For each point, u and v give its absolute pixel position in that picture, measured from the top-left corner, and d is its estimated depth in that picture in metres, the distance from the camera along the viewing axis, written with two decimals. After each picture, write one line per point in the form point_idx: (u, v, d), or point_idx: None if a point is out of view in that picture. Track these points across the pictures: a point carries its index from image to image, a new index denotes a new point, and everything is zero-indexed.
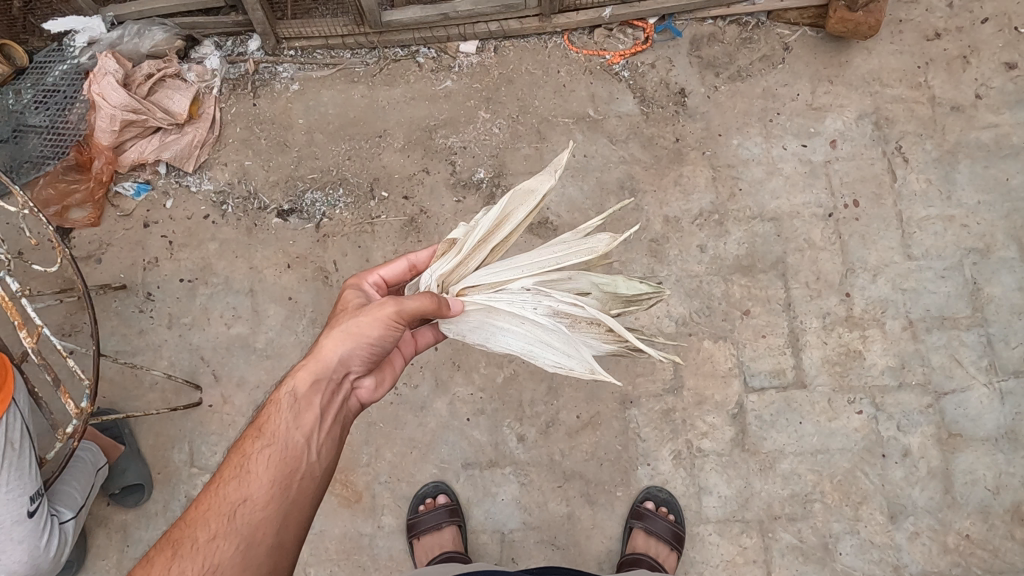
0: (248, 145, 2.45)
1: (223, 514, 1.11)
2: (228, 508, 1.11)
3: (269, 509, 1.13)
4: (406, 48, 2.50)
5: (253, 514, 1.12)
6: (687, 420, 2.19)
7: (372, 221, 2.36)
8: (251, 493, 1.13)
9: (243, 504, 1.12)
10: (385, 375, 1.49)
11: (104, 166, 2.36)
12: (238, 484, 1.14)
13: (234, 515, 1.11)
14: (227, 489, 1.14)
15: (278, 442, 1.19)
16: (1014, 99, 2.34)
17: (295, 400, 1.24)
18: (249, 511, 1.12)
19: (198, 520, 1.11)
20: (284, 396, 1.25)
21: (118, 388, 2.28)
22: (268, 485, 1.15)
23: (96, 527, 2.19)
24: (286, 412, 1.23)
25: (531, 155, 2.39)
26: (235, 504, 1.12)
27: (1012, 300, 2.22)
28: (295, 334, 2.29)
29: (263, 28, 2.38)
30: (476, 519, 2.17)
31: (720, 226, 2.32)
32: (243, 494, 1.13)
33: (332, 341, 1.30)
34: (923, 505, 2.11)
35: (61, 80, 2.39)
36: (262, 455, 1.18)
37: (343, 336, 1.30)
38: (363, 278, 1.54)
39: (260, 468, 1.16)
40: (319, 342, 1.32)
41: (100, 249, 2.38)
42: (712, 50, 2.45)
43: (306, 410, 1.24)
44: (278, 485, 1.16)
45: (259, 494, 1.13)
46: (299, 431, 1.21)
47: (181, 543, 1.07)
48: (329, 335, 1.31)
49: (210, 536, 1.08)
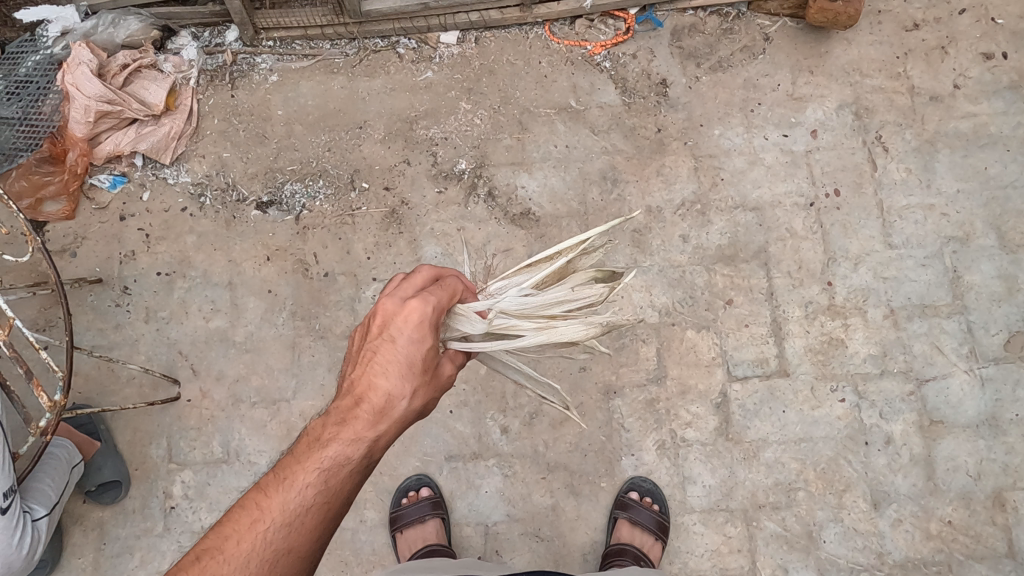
0: (226, 136, 2.42)
1: (266, 560, 0.98)
2: (272, 558, 0.99)
3: (306, 561, 1.03)
4: (386, 38, 2.48)
5: (291, 567, 1.01)
6: (670, 410, 2.19)
7: (353, 212, 2.34)
8: (298, 546, 1.02)
9: (286, 555, 1.00)
10: None
11: (79, 158, 2.32)
12: (288, 531, 1.01)
13: (275, 565, 0.99)
14: (276, 533, 1.00)
15: (336, 499, 1.05)
16: (991, 89, 2.36)
17: (363, 459, 1.08)
18: (291, 563, 1.01)
19: (237, 557, 0.98)
20: (351, 451, 1.07)
21: (94, 383, 2.24)
22: (314, 537, 1.03)
23: (71, 525, 2.14)
24: (349, 471, 1.06)
25: (513, 145, 2.38)
26: (279, 552, 1.00)
27: (993, 287, 2.23)
28: (274, 328, 2.27)
29: (240, 18, 2.34)
30: (459, 512, 2.15)
31: (702, 216, 2.31)
32: (289, 544, 1.01)
33: (413, 399, 1.11)
34: (906, 492, 2.12)
35: (34, 71, 2.33)
36: (319, 508, 1.04)
37: (425, 398, 1.14)
38: (440, 296, 1.18)
39: (312, 519, 1.03)
40: (399, 395, 1.10)
41: (75, 243, 2.34)
42: (694, 41, 2.44)
43: (363, 465, 1.09)
44: (321, 537, 1.05)
45: (304, 547, 1.02)
46: (352, 487, 1.08)
47: None
48: (411, 397, 1.11)
49: None
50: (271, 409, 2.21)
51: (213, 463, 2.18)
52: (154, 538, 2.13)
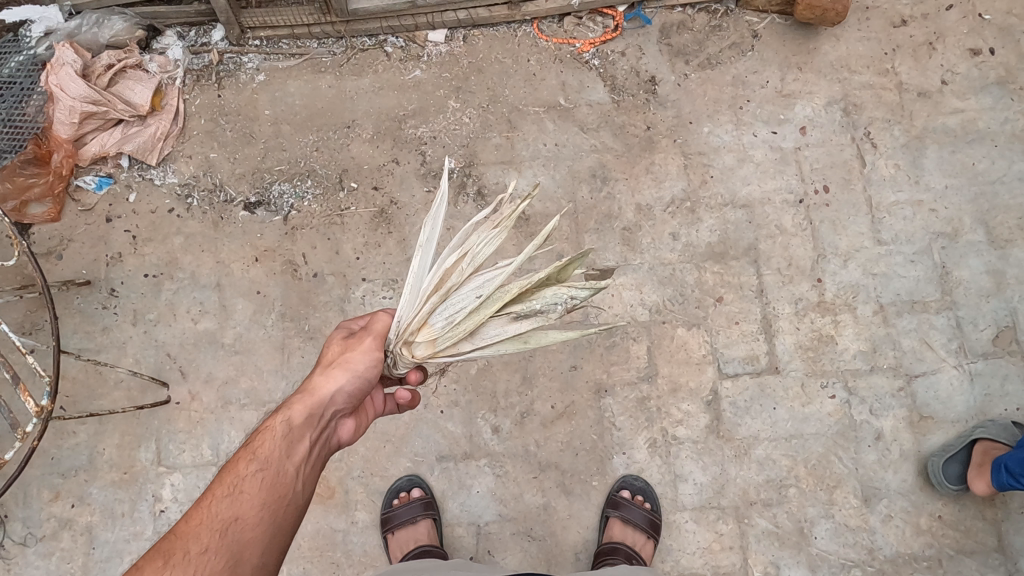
0: (213, 137, 2.40)
1: (215, 528, 1.08)
2: (219, 524, 1.09)
3: (258, 529, 1.12)
4: (374, 37, 2.46)
5: (241, 532, 1.10)
6: (662, 408, 2.19)
7: (342, 212, 2.33)
8: (243, 513, 1.11)
9: (234, 523, 1.10)
10: (356, 428, 1.46)
11: (64, 159, 2.29)
12: (231, 502, 1.12)
13: (225, 531, 1.09)
14: (220, 505, 1.11)
15: (271, 467, 1.18)
16: (978, 85, 2.37)
17: (291, 428, 1.23)
18: (240, 527, 1.10)
19: (189, 532, 1.08)
20: (277, 424, 1.23)
21: (81, 387, 2.22)
22: (258, 505, 1.13)
23: (60, 530, 2.13)
24: (280, 439, 1.21)
25: (502, 144, 2.38)
26: (226, 520, 1.10)
27: (981, 283, 2.24)
28: (263, 329, 2.25)
29: (226, 17, 2.32)
30: (451, 513, 2.15)
31: (691, 213, 2.31)
32: (233, 513, 1.11)
33: (327, 373, 1.31)
34: (896, 488, 2.12)
35: (17, 71, 2.29)
36: (255, 478, 1.16)
37: (340, 377, 1.31)
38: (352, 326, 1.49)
39: (253, 489, 1.14)
40: (312, 377, 1.31)
41: (61, 245, 2.32)
42: (682, 38, 2.44)
43: (298, 438, 1.23)
44: (268, 508, 1.14)
45: (249, 513, 1.12)
46: (291, 460, 1.20)
47: (174, 552, 1.04)
48: (325, 372, 1.32)
49: (201, 548, 1.05)
50: (261, 411, 2.20)
51: (204, 466, 2.17)
52: (143, 542, 2.12)
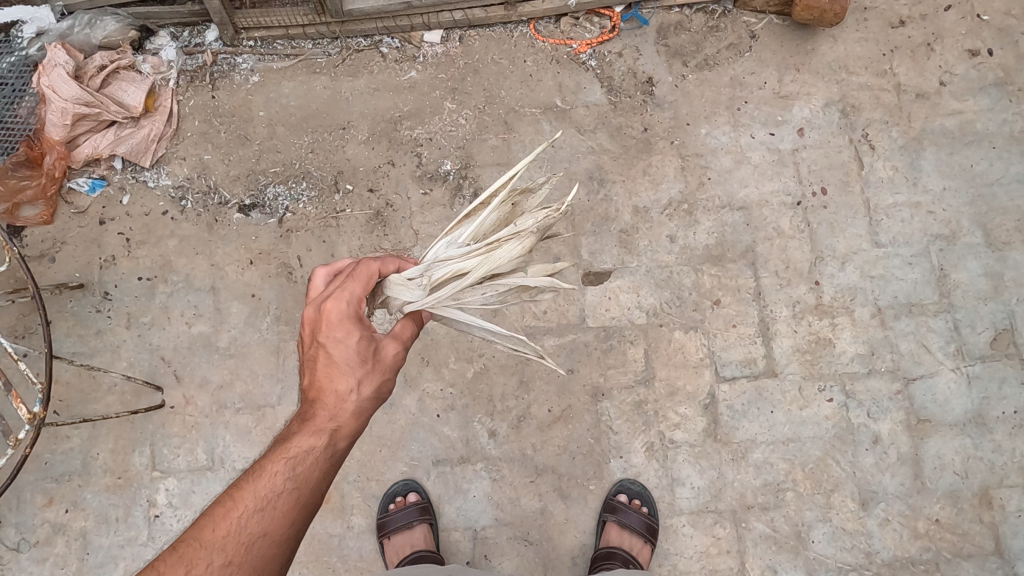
0: (207, 138, 2.38)
1: (242, 542, 1.06)
2: (247, 538, 1.07)
3: (282, 547, 1.11)
4: (369, 37, 2.44)
5: (266, 550, 1.08)
6: (658, 411, 2.18)
7: (337, 214, 2.31)
8: (271, 530, 1.09)
9: (261, 539, 1.08)
10: None
11: (56, 161, 2.27)
12: (262, 517, 1.09)
13: (250, 547, 1.07)
14: (252, 519, 1.08)
15: (305, 486, 1.15)
16: (977, 86, 2.36)
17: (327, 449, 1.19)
18: (266, 545, 1.08)
19: (214, 541, 1.05)
20: (317, 441, 1.18)
21: (75, 391, 2.21)
22: (288, 523, 1.11)
23: (55, 535, 2.12)
24: (316, 459, 1.17)
25: (498, 146, 2.36)
26: (255, 535, 1.08)
27: (979, 285, 2.24)
28: (258, 333, 2.24)
29: (220, 17, 2.30)
30: (447, 517, 2.14)
31: (689, 215, 2.30)
32: (262, 528, 1.08)
33: (363, 389, 1.24)
34: (893, 492, 2.12)
35: (9, 72, 2.32)
36: (288, 494, 1.12)
37: (376, 398, 1.26)
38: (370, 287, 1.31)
39: (283, 505, 1.12)
40: (349, 387, 1.23)
41: (53, 248, 2.30)
42: (680, 39, 2.42)
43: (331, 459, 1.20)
44: (295, 527, 1.13)
45: (277, 531, 1.10)
46: (321, 479, 1.17)
47: (196, 563, 1.03)
48: (362, 386, 1.24)
49: (225, 561, 1.04)
50: (256, 415, 2.18)
51: (198, 471, 2.16)
52: (138, 547, 2.11)
